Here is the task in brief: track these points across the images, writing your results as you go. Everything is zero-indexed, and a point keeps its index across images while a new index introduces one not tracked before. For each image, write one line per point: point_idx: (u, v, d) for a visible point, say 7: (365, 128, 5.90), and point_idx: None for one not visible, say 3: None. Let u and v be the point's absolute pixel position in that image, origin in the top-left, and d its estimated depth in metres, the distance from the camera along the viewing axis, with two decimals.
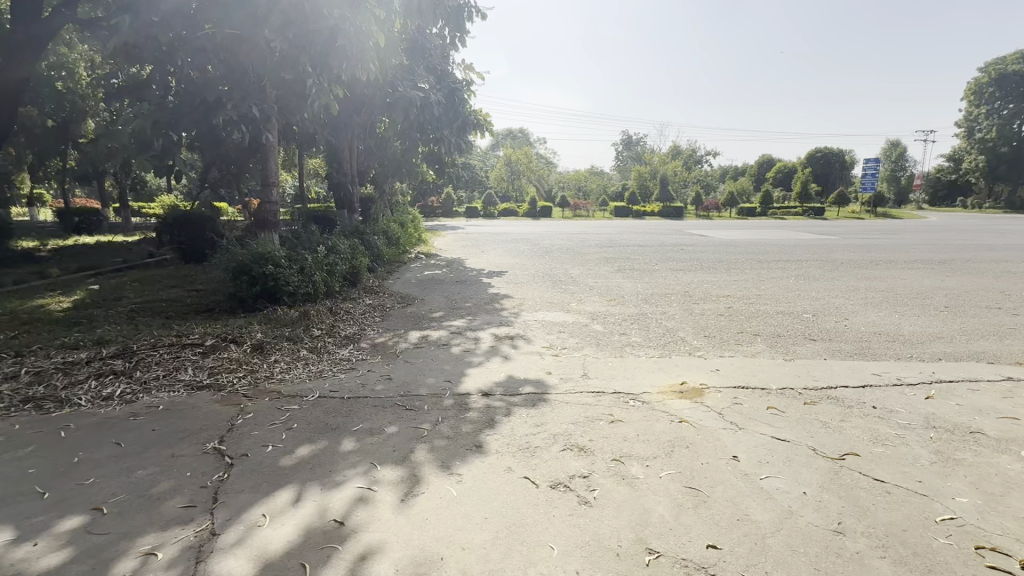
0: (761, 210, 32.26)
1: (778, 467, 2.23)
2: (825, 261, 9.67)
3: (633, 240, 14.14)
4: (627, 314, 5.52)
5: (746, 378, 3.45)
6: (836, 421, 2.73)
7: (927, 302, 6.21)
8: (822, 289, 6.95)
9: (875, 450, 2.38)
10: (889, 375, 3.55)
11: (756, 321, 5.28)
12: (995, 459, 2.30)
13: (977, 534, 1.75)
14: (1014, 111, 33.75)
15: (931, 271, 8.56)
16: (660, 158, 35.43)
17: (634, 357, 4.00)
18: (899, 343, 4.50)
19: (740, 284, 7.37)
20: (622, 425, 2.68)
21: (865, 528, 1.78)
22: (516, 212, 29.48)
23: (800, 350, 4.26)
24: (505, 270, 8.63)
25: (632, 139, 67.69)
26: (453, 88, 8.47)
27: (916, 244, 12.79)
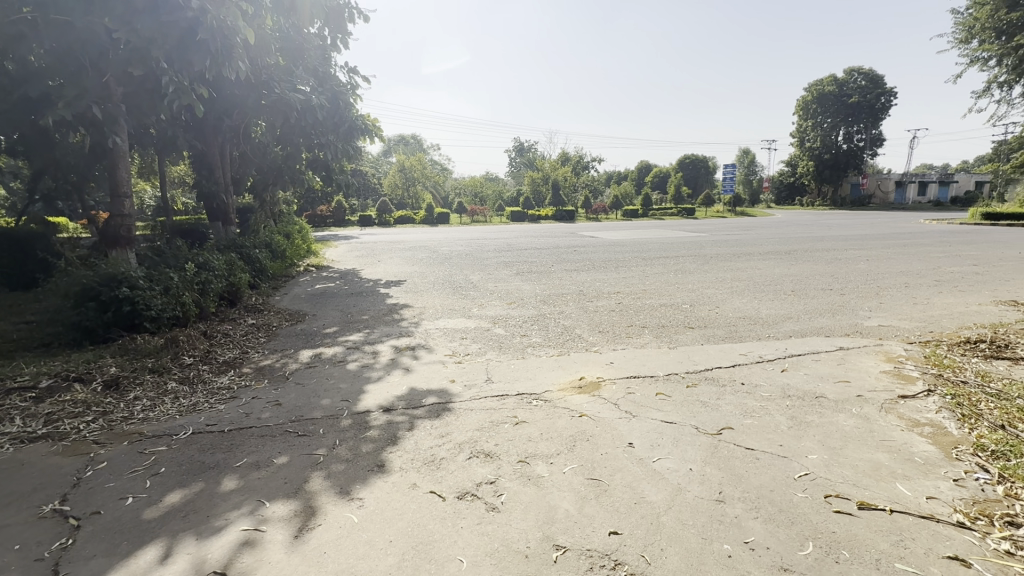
0: (644, 211, 35.09)
1: (668, 448, 2.41)
2: (697, 256, 10.78)
3: (531, 243, 14.60)
4: (526, 316, 5.66)
5: (636, 368, 3.70)
6: (713, 400, 3.03)
7: (779, 288, 7.19)
8: (696, 282, 7.74)
9: (745, 422, 2.68)
10: (752, 354, 4.03)
11: (643, 314, 5.71)
12: (834, 417, 2.71)
13: (825, 484, 2.04)
14: (833, 125, 40.64)
15: (780, 260, 9.94)
16: (550, 165, 37.01)
17: (536, 357, 4.10)
18: (759, 325, 5.15)
19: (627, 281, 7.93)
20: (526, 426, 2.73)
21: (741, 494, 1.99)
22: (413, 220, 28.81)
23: (681, 338, 4.69)
24: (404, 279, 8.40)
25: (524, 147, 70.46)
26: (337, 91, 8.01)
27: (769, 238, 14.77)
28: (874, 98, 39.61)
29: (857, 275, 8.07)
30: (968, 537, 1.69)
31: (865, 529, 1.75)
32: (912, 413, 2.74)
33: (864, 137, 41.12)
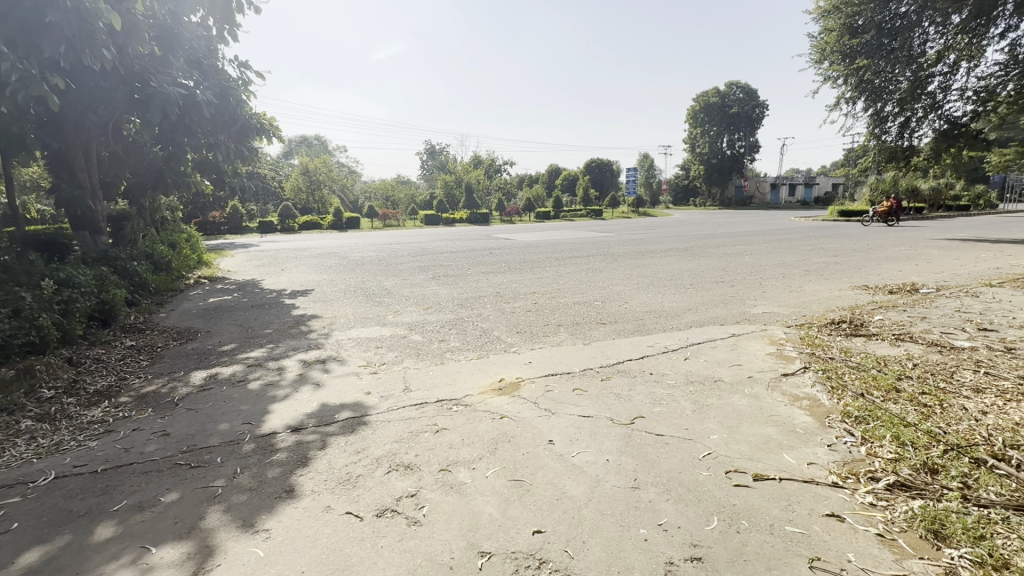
0: (556, 213, 36.26)
1: (586, 442, 2.48)
2: (606, 255, 11.33)
3: (446, 246, 14.49)
4: (444, 320, 5.58)
5: (554, 366, 3.78)
6: (625, 391, 3.19)
7: (679, 282, 7.78)
8: (606, 279, 8.15)
9: (655, 409, 2.85)
10: (659, 345, 4.31)
11: (558, 312, 5.88)
12: (730, 399, 2.97)
13: (726, 461, 2.21)
14: (719, 133, 44.86)
15: (678, 257, 10.76)
16: (463, 168, 36.87)
17: (455, 362, 4.04)
18: (664, 317, 5.52)
19: (542, 281, 8.12)
20: (447, 433, 2.67)
21: (654, 478, 2.10)
22: (320, 225, 27.25)
23: (594, 334, 4.88)
24: (311, 288, 7.92)
25: (435, 150, 69.87)
26: (227, 87, 7.34)
27: (668, 236, 15.94)
28: (751, 109, 44.38)
29: (743, 268, 8.97)
30: (841, 495, 1.92)
31: (760, 498, 1.92)
32: (793, 389, 3.08)
33: (745, 143, 45.82)
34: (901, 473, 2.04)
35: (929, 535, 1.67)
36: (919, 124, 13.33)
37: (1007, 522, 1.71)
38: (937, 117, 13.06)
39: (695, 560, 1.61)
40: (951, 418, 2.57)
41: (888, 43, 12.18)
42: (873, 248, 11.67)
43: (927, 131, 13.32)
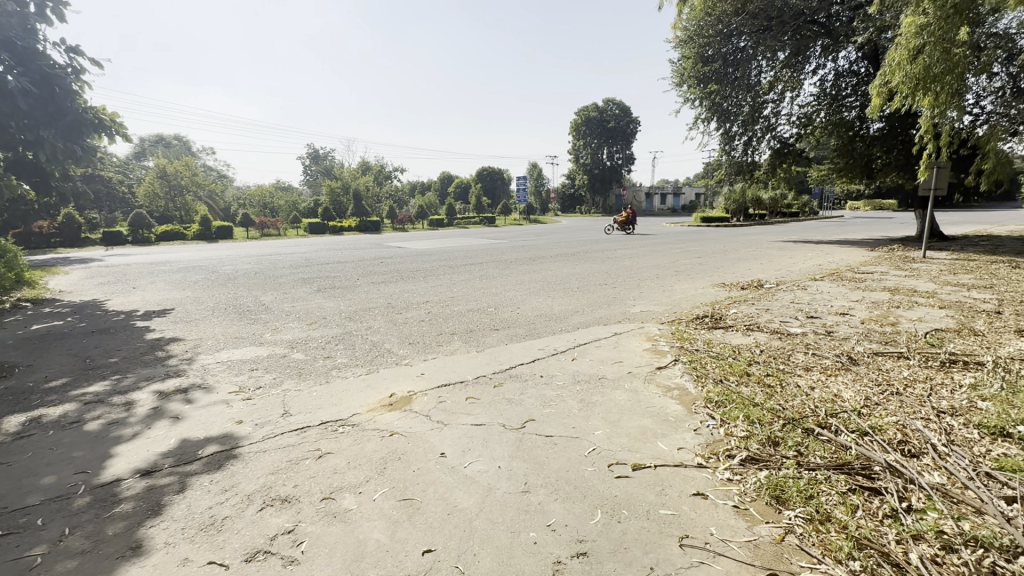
0: (449, 220, 36.16)
1: (478, 450, 2.47)
2: (499, 261, 11.55)
3: (333, 256, 13.72)
4: (330, 335, 5.25)
5: (446, 376, 3.73)
6: (517, 395, 3.25)
7: (567, 286, 8.16)
8: (499, 285, 8.29)
9: (545, 411, 2.94)
10: (549, 347, 4.47)
11: (451, 320, 5.83)
12: (613, 395, 3.16)
13: (608, 455, 2.34)
14: (599, 145, 48.49)
15: (566, 261, 11.32)
16: (350, 174, 35.23)
17: (342, 379, 3.80)
18: (554, 320, 5.75)
19: (436, 289, 8.02)
20: (331, 458, 2.49)
21: (543, 480, 2.15)
22: (184, 236, 24.16)
23: (487, 340, 4.93)
24: (171, 307, 6.97)
25: (319, 155, 66.01)
26: (49, 74, 6.21)
27: (557, 242, 16.71)
28: (626, 125, 48.34)
29: (623, 270, 9.70)
30: (704, 474, 2.13)
31: (639, 487, 2.06)
32: (665, 381, 3.38)
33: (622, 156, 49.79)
34: (751, 447, 2.32)
35: (774, 501, 1.91)
36: (759, 142, 15.55)
37: (829, 481, 2.02)
38: (772, 137, 15.35)
39: (580, 555, 1.67)
40: (788, 395, 3.01)
41: (731, 72, 14.64)
42: (728, 249, 13.37)
43: (765, 149, 15.57)
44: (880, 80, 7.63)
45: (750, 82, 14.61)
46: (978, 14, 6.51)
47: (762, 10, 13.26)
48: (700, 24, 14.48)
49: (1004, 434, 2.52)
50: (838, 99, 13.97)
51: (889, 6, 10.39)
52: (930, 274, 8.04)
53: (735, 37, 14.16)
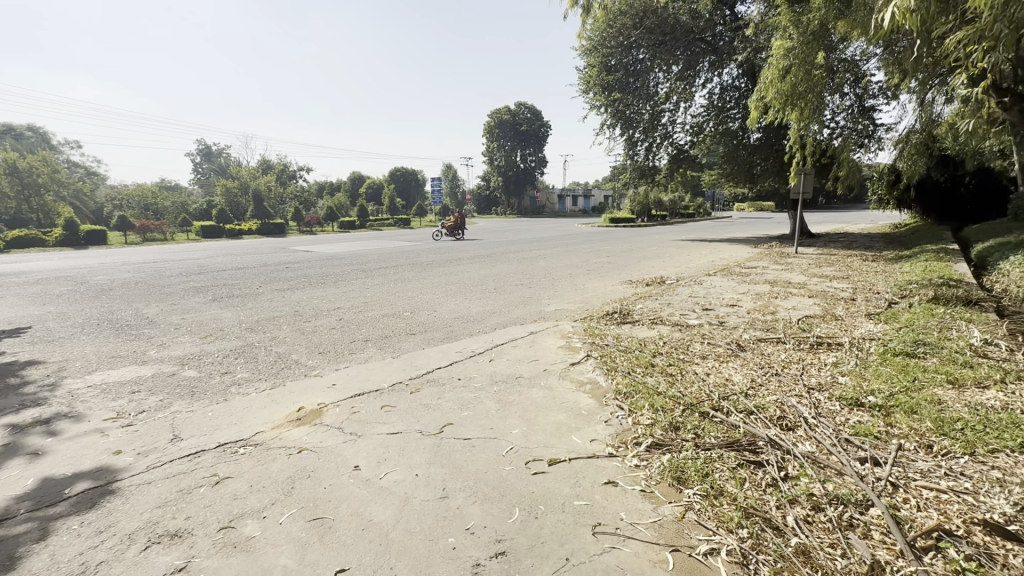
0: (362, 222, 34.84)
1: (394, 460, 2.40)
2: (414, 264, 11.33)
3: (230, 262, 12.63)
4: (228, 348, 4.82)
5: (360, 385, 3.58)
6: (435, 400, 3.21)
7: (485, 287, 8.20)
8: (415, 288, 8.12)
9: (463, 414, 2.93)
10: (466, 349, 4.46)
11: (365, 327, 5.61)
12: (529, 393, 3.23)
13: (525, 452, 2.39)
14: (513, 147, 49.49)
15: (482, 263, 11.39)
16: (249, 172, 32.66)
17: (243, 396, 3.51)
18: (472, 322, 5.76)
19: (348, 295, 7.68)
20: (230, 482, 2.29)
21: (461, 484, 2.14)
22: (43, 241, 20.88)
23: (403, 345, 4.82)
24: (26, 326, 5.99)
25: (212, 152, 60.41)
26: None
27: (473, 244, 16.73)
28: (537, 128, 49.82)
29: (538, 271, 9.96)
30: (615, 463, 2.25)
31: (554, 481, 2.11)
32: (578, 376, 3.52)
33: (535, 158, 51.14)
34: (655, 433, 2.49)
35: (675, 481, 2.06)
36: (658, 148, 16.72)
37: (721, 458, 2.22)
38: (670, 144, 16.58)
39: (499, 554, 1.69)
40: (687, 383, 3.26)
41: (632, 82, 15.63)
42: (634, 248, 14.24)
43: (664, 154, 16.77)
44: (758, 96, 8.53)
45: (649, 91, 15.66)
46: (833, 41, 7.52)
47: (657, 26, 14.50)
48: (603, 35, 15.31)
49: (858, 404, 2.94)
50: (723, 111, 15.47)
51: (762, 29, 11.70)
52: (801, 268, 9.15)
53: (635, 49, 15.14)
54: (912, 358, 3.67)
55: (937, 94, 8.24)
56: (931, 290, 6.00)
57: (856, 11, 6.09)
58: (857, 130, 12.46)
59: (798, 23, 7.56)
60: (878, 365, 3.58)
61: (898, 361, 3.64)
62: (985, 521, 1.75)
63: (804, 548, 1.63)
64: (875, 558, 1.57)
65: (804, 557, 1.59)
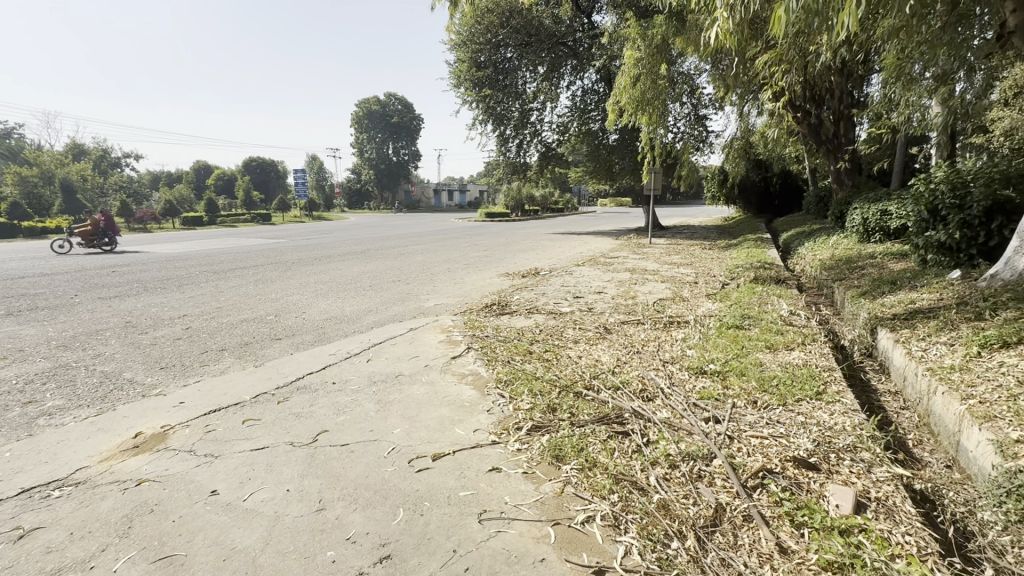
0: (210, 218, 30.79)
1: (261, 478, 2.17)
2: (277, 263, 10.36)
3: (29, 267, 10.27)
4: (31, 373, 3.91)
5: (216, 400, 3.17)
6: (306, 408, 2.96)
7: (359, 285, 7.79)
8: (280, 290, 7.42)
9: (339, 420, 2.75)
10: (340, 352, 4.20)
11: (219, 335, 4.98)
12: (409, 390, 3.15)
13: (408, 451, 2.33)
14: (383, 140, 48.17)
15: (355, 260, 10.82)
16: (54, 158, 26.89)
17: (57, 427, 2.89)
18: (346, 322, 5.44)
19: (197, 300, 6.74)
20: (42, 533, 1.87)
21: (339, 493, 2.01)
22: None
23: (267, 352, 4.37)
24: None
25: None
26: None
27: (345, 240, 15.78)
28: (409, 121, 49.04)
29: (415, 266, 9.75)
30: (498, 450, 2.29)
31: (439, 476, 2.09)
32: (459, 368, 3.52)
33: (408, 151, 50.16)
34: (534, 416, 2.60)
35: (554, 459, 2.17)
36: (529, 146, 17.39)
37: (594, 432, 2.40)
38: (539, 142, 17.32)
39: (383, 560, 1.62)
40: (562, 366, 3.46)
41: (501, 79, 15.99)
42: (510, 242, 14.68)
43: (534, 151, 17.47)
44: (614, 100, 9.31)
45: (517, 90, 16.17)
46: (673, 55, 8.49)
47: (523, 27, 15.07)
48: (471, 31, 15.42)
49: (703, 371, 3.40)
50: (585, 113, 16.60)
51: (616, 39, 12.76)
52: (654, 256, 10.26)
53: (502, 48, 15.51)
54: (741, 330, 4.33)
55: (751, 107, 9.78)
56: (753, 272, 7.15)
57: (690, 30, 6.94)
58: (694, 136, 14.28)
59: (645, 36, 8.37)
60: (716, 338, 4.16)
61: (731, 332, 4.28)
62: (794, 458, 2.14)
63: (664, 502, 1.83)
64: (718, 502, 1.83)
65: (664, 510, 1.79)
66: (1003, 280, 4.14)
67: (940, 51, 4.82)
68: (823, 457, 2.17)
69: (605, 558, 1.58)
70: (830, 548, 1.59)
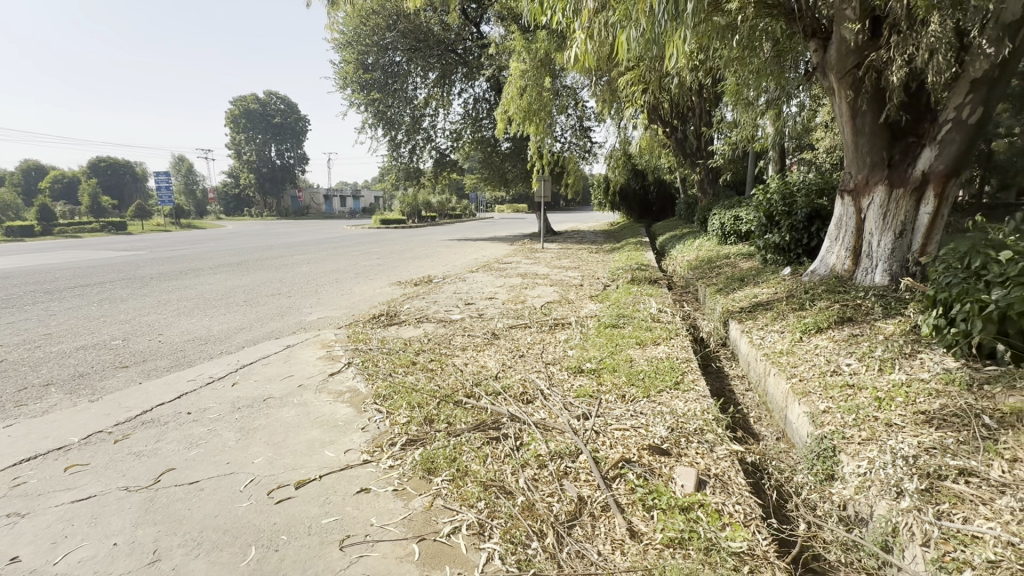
0: (44, 228, 26.08)
1: (82, 534, 1.87)
2: (130, 279, 9.04)
3: None
4: None
5: (33, 446, 2.67)
6: (150, 445, 2.61)
7: (231, 300, 7.08)
8: (132, 309, 6.49)
9: (190, 454, 2.46)
10: (200, 377, 3.77)
11: (46, 367, 4.21)
12: (277, 414, 2.92)
13: (269, 481, 2.15)
14: (263, 141, 44.56)
15: (229, 273, 9.83)
16: None
17: None
18: (212, 343, 4.91)
19: (18, 326, 5.65)
20: None
21: (181, 540, 1.79)
22: None
23: (108, 383, 3.79)
24: None
25: None
26: None
27: (218, 250, 14.29)
28: (293, 122, 46.18)
29: (299, 278, 9.12)
30: (369, 469, 2.21)
31: (301, 505, 1.96)
32: (336, 386, 3.34)
33: (293, 154, 47.04)
34: (410, 431, 2.54)
35: (426, 473, 2.14)
36: (422, 152, 17.17)
37: (469, 441, 2.41)
38: (432, 148, 17.18)
39: None
40: (445, 375, 3.44)
41: (390, 83, 15.62)
42: (405, 249, 14.34)
43: (427, 158, 17.27)
44: (502, 109, 9.52)
45: (408, 95, 15.88)
46: (555, 70, 8.91)
47: (411, 31, 14.88)
48: (357, 31, 14.87)
49: (580, 370, 3.58)
50: (477, 121, 16.79)
51: (503, 50, 13.13)
52: (545, 261, 10.67)
53: (391, 51, 15.17)
54: (617, 328, 4.65)
55: (626, 121, 10.59)
56: (631, 274, 7.72)
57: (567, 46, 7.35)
58: (580, 146, 15.12)
59: (528, 49, 8.71)
60: (595, 337, 4.41)
61: (608, 331, 4.57)
62: (650, 446, 2.34)
63: (528, 503, 1.89)
64: (580, 496, 1.94)
65: (528, 511, 1.85)
66: (820, 276, 4.93)
67: (767, 80, 5.62)
68: (674, 442, 2.39)
69: (467, 568, 1.58)
70: (672, 526, 1.76)
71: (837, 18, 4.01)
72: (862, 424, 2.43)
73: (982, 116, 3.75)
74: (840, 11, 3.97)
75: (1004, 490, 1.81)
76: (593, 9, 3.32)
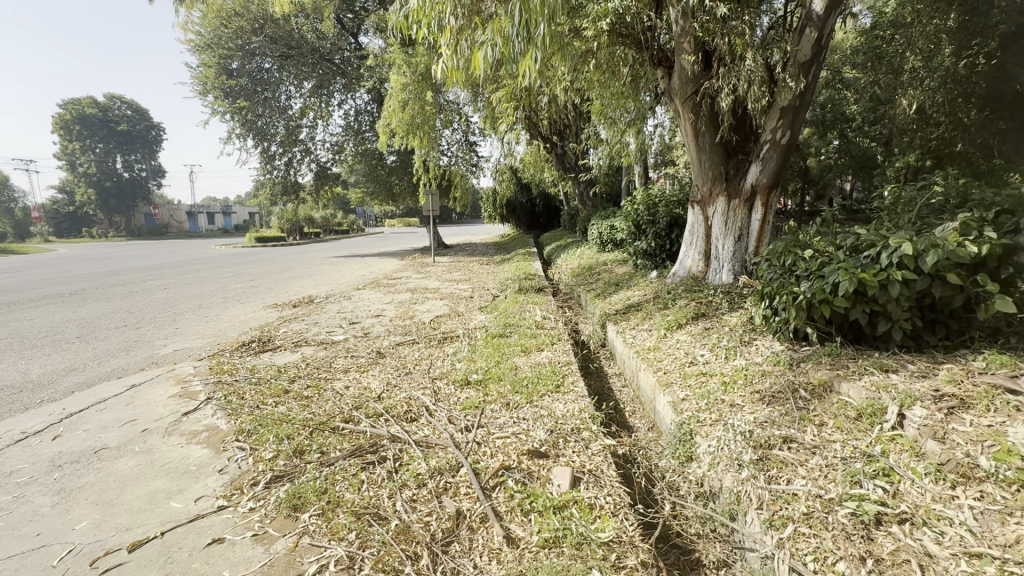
0: None
1: None
2: None
3: None
4: None
5: None
6: None
7: (59, 337, 5.96)
8: None
9: None
10: (8, 432, 3.10)
11: None
12: (112, 466, 2.50)
13: (94, 549, 1.82)
14: (105, 151, 38.67)
15: (56, 305, 8.27)
16: None
17: None
18: (28, 390, 4.08)
19: None
20: None
21: None
22: None
23: None
24: None
25: None
26: None
27: (44, 279, 11.98)
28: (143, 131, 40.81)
29: (152, 306, 7.97)
30: (224, 516, 1.97)
31: (135, 571, 1.68)
32: (192, 426, 2.96)
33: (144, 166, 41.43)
34: (276, 466, 2.32)
35: (292, 511, 1.96)
36: (300, 164, 16.14)
37: (343, 469, 2.26)
38: (311, 160, 16.24)
39: None
40: (322, 401, 3.22)
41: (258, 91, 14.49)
42: (284, 269, 13.29)
43: (306, 171, 16.27)
44: (383, 121, 9.31)
45: (280, 104, 14.84)
46: (436, 84, 8.93)
47: (281, 38, 14.00)
48: (217, 34, 13.60)
49: (466, 382, 3.57)
50: (360, 133, 16.24)
51: (383, 63, 12.89)
52: (435, 275, 10.57)
53: (258, 57, 14.12)
54: (504, 337, 4.73)
55: (507, 136, 10.94)
56: (518, 283, 7.94)
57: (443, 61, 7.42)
58: (466, 160, 15.30)
59: (407, 62, 8.65)
60: (482, 348, 4.44)
61: (495, 341, 4.63)
62: (529, 451, 2.40)
63: (404, 527, 1.82)
64: (457, 510, 1.92)
65: (403, 535, 1.78)
66: (680, 277, 5.50)
67: (626, 102, 6.17)
68: (552, 444, 2.48)
69: None
70: (547, 526, 1.81)
71: (677, 49, 4.57)
72: (712, 407, 2.73)
73: (791, 137, 4.43)
74: (679, 43, 4.53)
75: (815, 451, 2.14)
76: (456, 26, 3.41)
